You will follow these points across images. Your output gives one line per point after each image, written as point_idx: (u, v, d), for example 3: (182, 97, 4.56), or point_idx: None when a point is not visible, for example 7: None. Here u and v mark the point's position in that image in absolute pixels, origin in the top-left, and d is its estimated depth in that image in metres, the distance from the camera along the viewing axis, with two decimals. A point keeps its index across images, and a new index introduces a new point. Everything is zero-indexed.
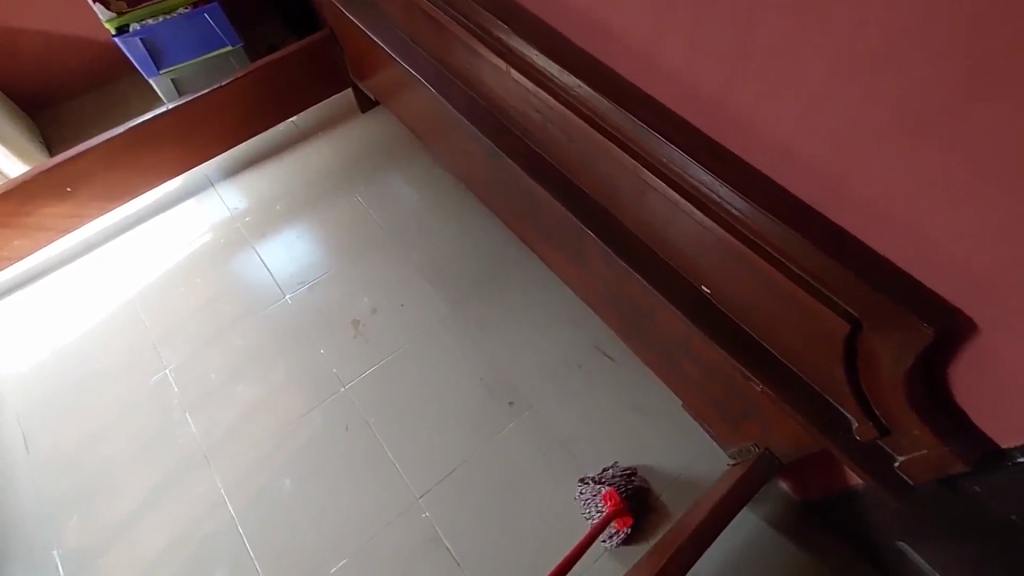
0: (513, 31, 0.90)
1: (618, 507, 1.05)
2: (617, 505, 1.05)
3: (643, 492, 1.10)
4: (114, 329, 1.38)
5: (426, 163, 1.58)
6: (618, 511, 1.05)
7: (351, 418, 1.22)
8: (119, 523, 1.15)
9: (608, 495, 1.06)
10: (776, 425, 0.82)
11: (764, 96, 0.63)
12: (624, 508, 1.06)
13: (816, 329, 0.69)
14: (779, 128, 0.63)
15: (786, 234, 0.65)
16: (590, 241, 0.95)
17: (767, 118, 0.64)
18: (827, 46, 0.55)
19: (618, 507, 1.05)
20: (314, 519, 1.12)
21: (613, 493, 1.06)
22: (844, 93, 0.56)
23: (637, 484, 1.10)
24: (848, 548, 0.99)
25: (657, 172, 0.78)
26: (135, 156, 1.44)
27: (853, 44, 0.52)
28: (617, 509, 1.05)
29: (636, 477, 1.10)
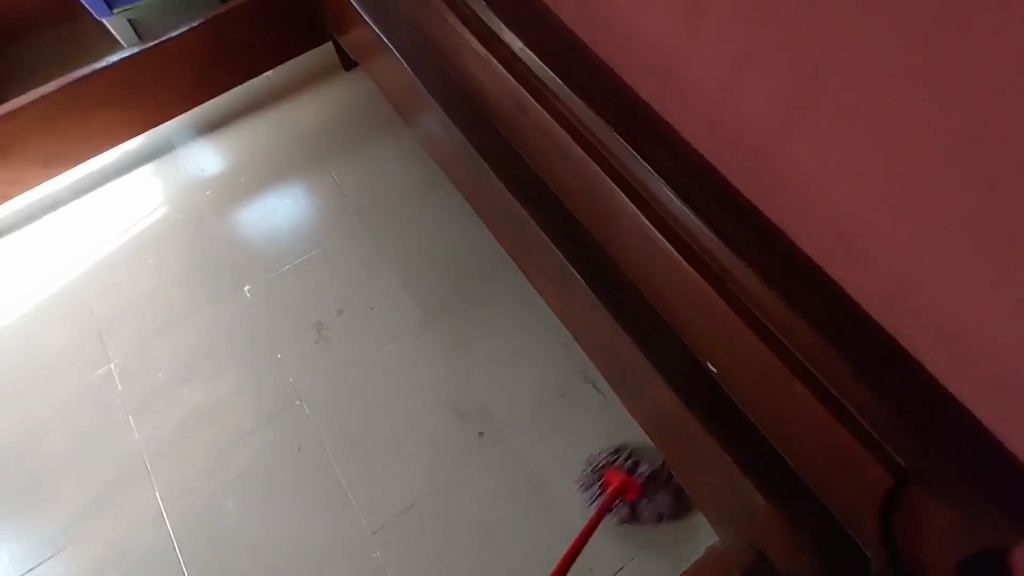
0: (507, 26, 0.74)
1: (623, 484, 0.99)
2: (622, 480, 0.99)
3: (644, 461, 1.02)
4: (59, 313, 1.28)
5: (412, 142, 1.39)
6: (623, 486, 0.99)
7: (306, 437, 1.11)
8: (54, 529, 1.08)
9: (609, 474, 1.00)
10: (770, 538, 0.66)
11: (825, 167, 0.49)
12: (630, 479, 1.00)
13: (844, 468, 0.55)
14: (841, 216, 0.49)
15: (814, 346, 0.52)
16: (576, 281, 0.78)
17: (828, 195, 0.49)
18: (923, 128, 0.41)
19: (624, 482, 0.99)
20: (255, 550, 1.03)
21: (613, 471, 1.01)
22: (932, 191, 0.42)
23: (630, 456, 1.03)
24: None
25: (663, 229, 0.64)
26: (71, 120, 1.26)
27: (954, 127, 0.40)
28: (622, 483, 0.99)
29: (627, 453, 1.03)
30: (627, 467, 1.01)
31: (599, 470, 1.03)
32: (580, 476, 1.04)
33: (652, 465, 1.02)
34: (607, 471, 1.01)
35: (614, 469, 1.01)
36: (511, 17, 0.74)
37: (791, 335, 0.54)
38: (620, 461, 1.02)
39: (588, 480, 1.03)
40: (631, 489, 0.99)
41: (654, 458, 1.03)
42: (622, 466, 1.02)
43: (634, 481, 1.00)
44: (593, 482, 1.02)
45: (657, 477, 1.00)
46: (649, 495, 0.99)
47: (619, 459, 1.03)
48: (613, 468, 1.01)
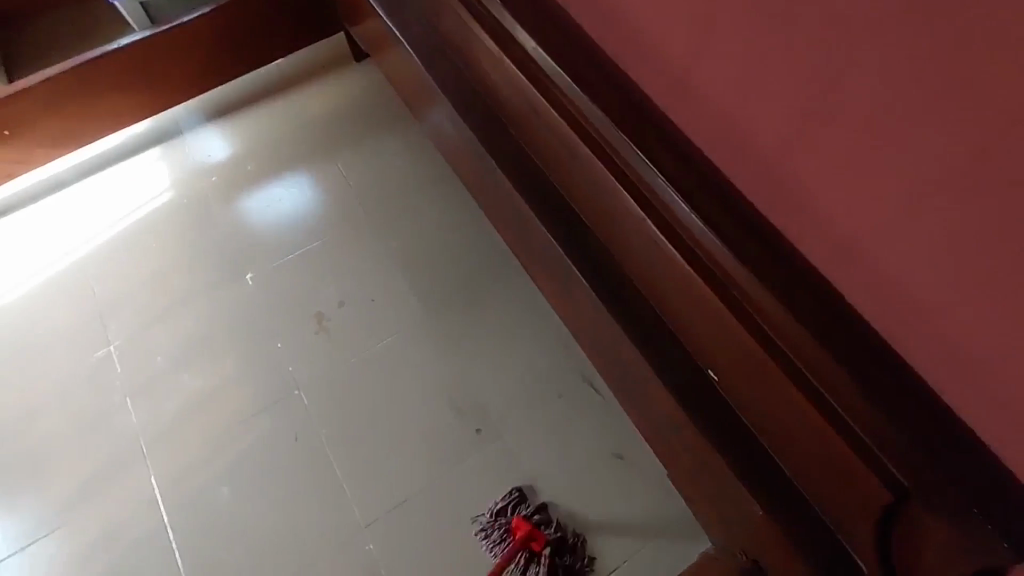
0: (520, 24, 0.74)
1: (528, 534, 0.98)
2: (526, 532, 0.98)
3: (554, 527, 1.00)
4: (61, 294, 1.28)
5: (419, 135, 1.39)
6: (527, 540, 0.97)
7: (303, 427, 1.11)
8: (50, 509, 1.08)
9: (514, 524, 0.99)
10: (766, 547, 0.66)
11: (833, 177, 0.48)
12: (535, 537, 0.98)
13: (841, 480, 0.55)
14: (846, 227, 0.48)
15: (819, 358, 0.52)
16: (578, 282, 0.78)
17: (838, 206, 0.49)
18: (933, 140, 0.41)
19: (528, 536, 0.97)
20: (248, 539, 1.03)
21: (518, 521, 0.99)
22: (941, 206, 0.42)
23: (541, 516, 1.01)
24: None
25: (668, 234, 0.63)
26: (80, 101, 1.26)
27: (968, 143, 0.39)
28: (526, 536, 0.97)
29: (540, 511, 1.02)
30: (534, 522, 1.00)
31: (507, 516, 1.01)
32: (484, 516, 1.02)
33: (559, 532, 1.00)
34: (515, 519, 0.99)
35: (523, 519, 0.99)
36: (524, 15, 0.74)
37: (794, 347, 0.54)
38: (526, 513, 1.01)
39: (495, 525, 1.01)
40: (536, 541, 0.97)
41: (564, 530, 1.01)
42: (531, 521, 1.00)
43: (538, 540, 0.98)
44: (500, 528, 1.00)
45: (559, 547, 0.98)
46: (545, 562, 0.97)
47: (531, 512, 1.01)
48: (520, 517, 0.99)
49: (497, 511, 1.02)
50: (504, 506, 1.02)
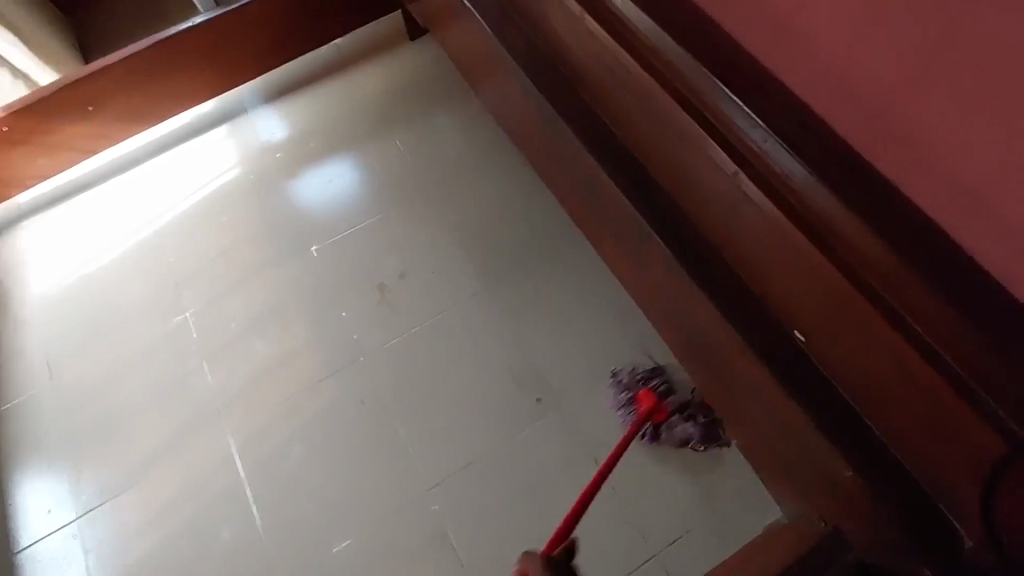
0: None
1: (654, 405, 1.04)
2: (650, 402, 1.04)
3: (678, 391, 1.06)
4: (139, 264, 1.35)
5: (477, 111, 1.40)
6: (652, 410, 1.03)
7: (368, 392, 1.15)
8: (135, 463, 1.15)
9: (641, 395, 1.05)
10: (853, 516, 0.66)
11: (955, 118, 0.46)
12: (659, 403, 1.04)
13: (946, 434, 0.53)
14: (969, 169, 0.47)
15: (933, 308, 0.50)
16: (654, 245, 0.78)
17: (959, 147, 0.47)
18: None
19: (653, 405, 1.03)
20: (320, 496, 1.08)
21: (641, 392, 1.06)
22: None
23: (663, 384, 1.06)
24: None
25: (760, 184, 0.60)
26: (156, 79, 1.31)
27: None
28: (651, 406, 1.03)
29: (660, 380, 1.07)
30: (657, 391, 1.05)
31: (631, 387, 1.07)
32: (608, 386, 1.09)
33: (686, 395, 1.05)
34: (637, 392, 1.05)
35: (645, 390, 1.05)
36: None
37: (904, 299, 0.51)
38: (646, 383, 1.07)
39: (619, 398, 1.07)
40: (661, 411, 1.03)
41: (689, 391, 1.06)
42: (654, 391, 1.06)
43: (665, 405, 1.04)
44: (624, 402, 1.07)
45: (688, 407, 1.04)
46: (676, 423, 1.03)
47: (653, 382, 1.07)
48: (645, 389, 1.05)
49: (621, 383, 1.09)
50: (622, 383, 1.08)
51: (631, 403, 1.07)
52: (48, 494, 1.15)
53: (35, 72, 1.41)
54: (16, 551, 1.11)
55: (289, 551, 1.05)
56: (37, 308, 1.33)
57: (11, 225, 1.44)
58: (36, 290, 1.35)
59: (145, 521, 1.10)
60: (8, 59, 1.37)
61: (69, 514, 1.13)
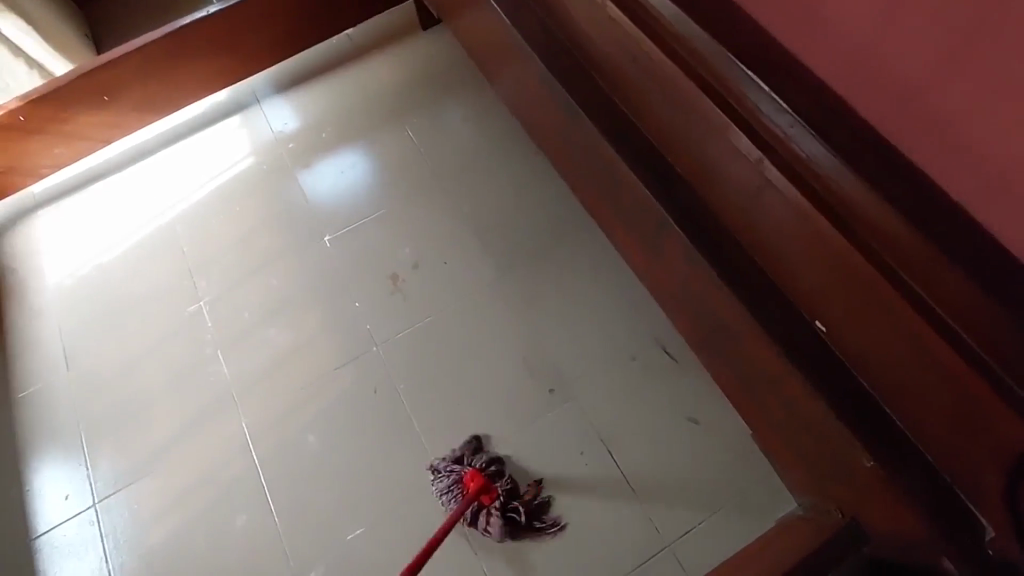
0: None
1: (480, 487, 1.00)
2: (480, 484, 1.00)
3: (508, 477, 1.04)
4: (153, 253, 1.35)
5: (490, 101, 1.39)
6: (480, 492, 1.00)
7: (381, 381, 1.15)
8: (152, 450, 1.17)
9: (467, 476, 1.01)
10: (873, 505, 0.66)
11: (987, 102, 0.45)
12: (488, 487, 1.01)
13: (973, 425, 0.53)
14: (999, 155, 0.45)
15: (961, 292, 0.49)
16: (673, 235, 0.77)
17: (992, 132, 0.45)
18: None
19: (480, 488, 1.00)
20: (334, 484, 1.08)
21: (470, 473, 1.02)
22: None
23: (494, 468, 1.04)
24: None
25: (784, 170, 0.60)
26: (170, 69, 1.32)
27: None
28: (479, 489, 1.00)
29: (492, 463, 1.05)
30: (487, 473, 1.03)
31: (458, 469, 1.04)
32: (438, 464, 1.06)
33: (512, 482, 1.03)
34: (465, 473, 1.02)
35: (473, 471, 1.02)
36: None
37: (928, 284, 0.50)
38: (479, 464, 1.04)
39: (448, 478, 1.04)
40: (487, 494, 1.01)
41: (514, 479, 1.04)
42: (483, 474, 1.03)
43: (492, 490, 1.01)
44: (453, 481, 1.03)
45: (515, 490, 1.02)
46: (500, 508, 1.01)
47: (483, 463, 1.04)
48: (473, 470, 1.02)
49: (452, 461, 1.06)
50: (456, 462, 1.05)
51: (458, 483, 1.03)
52: (65, 481, 1.16)
53: (51, 63, 1.42)
54: (34, 537, 1.13)
55: (304, 538, 1.05)
56: (53, 297, 1.34)
57: (26, 215, 1.45)
58: (51, 278, 1.36)
59: (161, 508, 1.11)
60: (23, 49, 1.37)
61: (86, 501, 1.14)
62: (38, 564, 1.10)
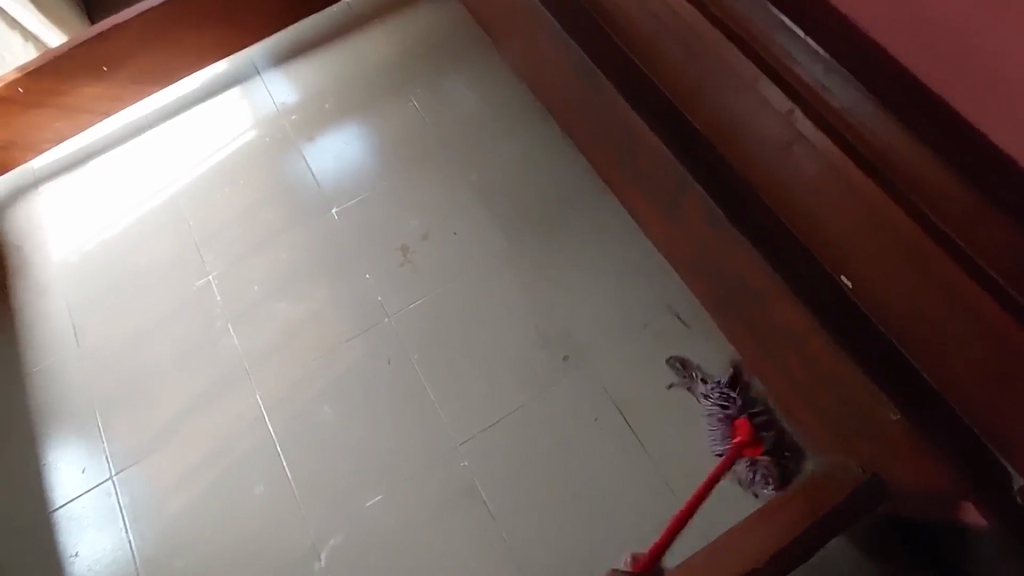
0: None
1: (748, 437, 0.97)
2: (748, 434, 0.97)
3: (778, 438, 0.98)
4: (159, 228, 1.34)
5: (496, 69, 1.36)
6: (746, 442, 0.97)
7: (394, 351, 1.15)
8: (166, 423, 1.17)
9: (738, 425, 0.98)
10: (896, 459, 0.67)
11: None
12: (754, 438, 0.98)
13: (1006, 374, 0.52)
14: None
15: (1004, 238, 0.49)
16: (695, 194, 0.76)
17: None
18: None
19: (748, 440, 0.97)
20: (352, 453, 1.09)
21: (742, 421, 0.99)
22: None
23: (767, 425, 0.98)
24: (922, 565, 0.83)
25: (815, 122, 0.58)
26: (169, 39, 1.28)
27: None
28: (746, 438, 0.97)
29: (764, 418, 0.99)
30: (757, 424, 0.98)
31: (729, 413, 1.01)
32: (704, 402, 1.03)
33: (780, 446, 0.97)
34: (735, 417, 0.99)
35: (747, 421, 0.98)
36: None
37: (966, 230, 0.51)
38: (750, 413, 0.99)
39: (717, 412, 1.01)
40: (754, 448, 0.97)
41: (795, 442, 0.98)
42: (755, 424, 0.98)
43: (759, 443, 0.97)
44: (716, 418, 1.02)
45: (784, 449, 0.97)
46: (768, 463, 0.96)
47: (755, 413, 1.00)
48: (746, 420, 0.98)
49: (725, 400, 1.01)
50: (730, 402, 1.01)
51: (725, 423, 1.01)
52: (82, 454, 1.17)
53: (45, 35, 1.39)
54: (53, 510, 1.13)
55: (323, 506, 1.06)
56: (58, 273, 1.33)
57: (26, 191, 1.42)
58: (56, 254, 1.35)
59: (179, 480, 1.12)
60: (18, 21, 1.34)
61: (103, 473, 1.15)
62: (58, 535, 1.11)
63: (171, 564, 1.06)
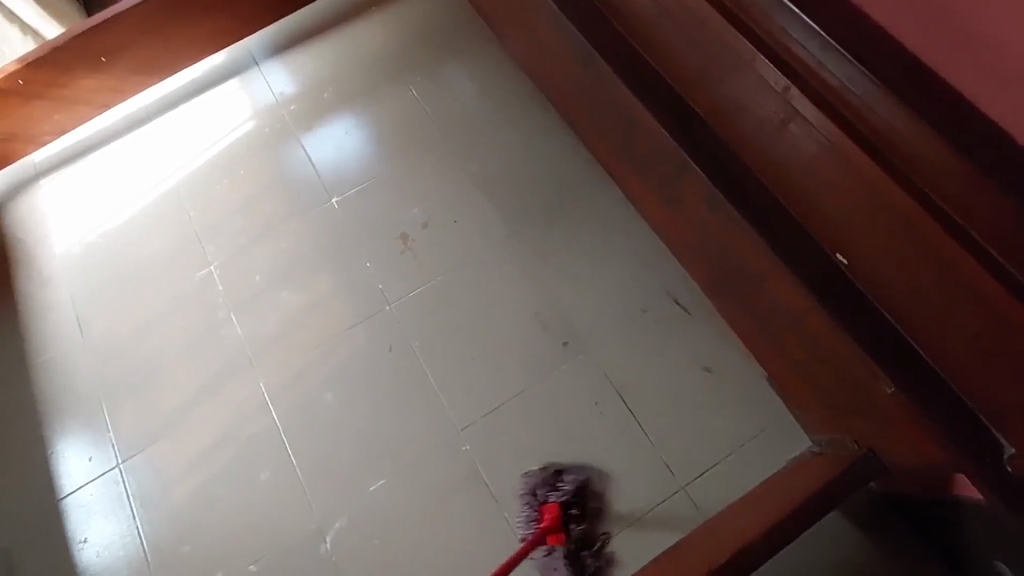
0: None
1: (553, 524, 0.98)
2: (553, 521, 0.98)
3: (583, 527, 1.00)
4: (159, 220, 1.34)
5: (495, 57, 1.36)
6: (549, 529, 0.97)
7: (396, 339, 1.16)
8: (171, 411, 1.18)
9: (548, 509, 0.99)
10: (894, 434, 0.68)
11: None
12: (559, 527, 0.98)
13: (1000, 347, 0.53)
14: None
15: (995, 206, 0.48)
16: (694, 176, 0.77)
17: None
18: None
19: (552, 527, 0.97)
20: (355, 440, 1.10)
21: (551, 506, 0.99)
22: None
23: (574, 512, 1.00)
24: (918, 542, 0.86)
25: (812, 99, 0.59)
26: (168, 30, 1.28)
27: None
28: (551, 525, 0.97)
29: (574, 506, 1.00)
30: (566, 514, 0.99)
31: (546, 496, 1.01)
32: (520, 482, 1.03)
33: (583, 533, 0.99)
34: (546, 504, 0.99)
35: (556, 507, 0.99)
36: None
37: (957, 201, 0.50)
38: (562, 501, 1.00)
39: (529, 493, 1.02)
40: (556, 534, 0.97)
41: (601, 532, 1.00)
42: (563, 511, 0.99)
43: (562, 532, 0.98)
44: (531, 502, 1.01)
45: (585, 538, 0.99)
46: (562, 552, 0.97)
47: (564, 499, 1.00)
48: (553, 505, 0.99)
49: (548, 483, 1.02)
50: (547, 484, 1.02)
51: (535, 507, 1.01)
52: (87, 444, 1.18)
53: (42, 27, 1.38)
54: (60, 498, 1.15)
55: (327, 492, 1.08)
56: (61, 265, 1.34)
57: (27, 183, 1.43)
58: (58, 247, 1.36)
59: (184, 467, 1.14)
60: (15, 14, 1.33)
61: (109, 462, 1.16)
62: (67, 523, 1.13)
63: (177, 549, 1.08)
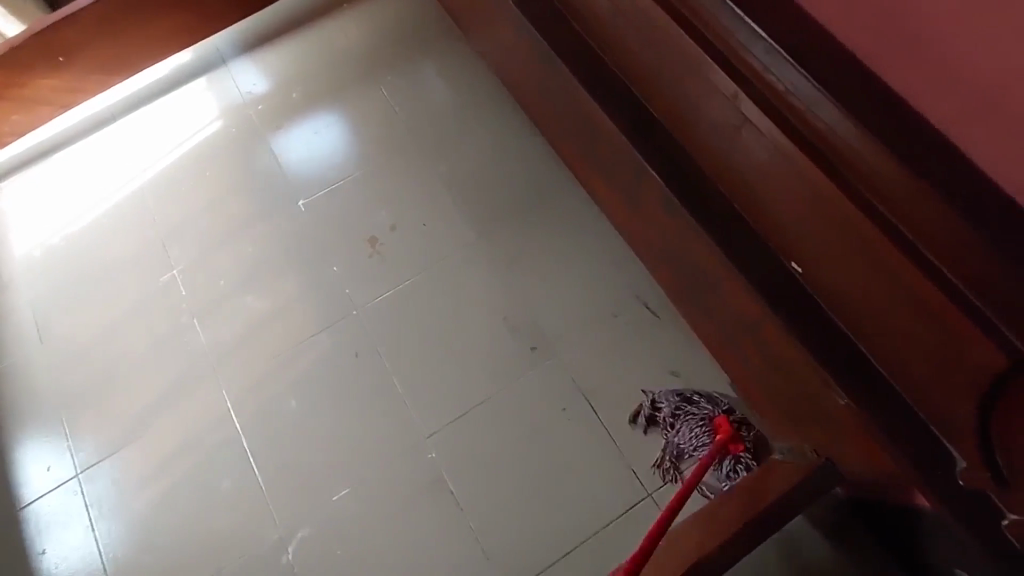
0: None
1: (728, 433, 0.94)
2: (727, 430, 0.94)
3: (757, 436, 0.96)
4: (123, 223, 1.31)
5: (465, 57, 1.34)
6: (727, 439, 0.93)
7: (363, 345, 1.14)
8: (132, 419, 1.15)
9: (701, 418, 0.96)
10: (851, 443, 0.67)
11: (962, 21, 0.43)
12: (734, 436, 0.94)
13: (947, 358, 0.52)
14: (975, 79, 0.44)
15: (938, 217, 0.47)
16: (652, 181, 0.76)
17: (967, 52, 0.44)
18: None
19: (729, 437, 0.94)
20: (319, 448, 1.08)
21: (720, 419, 0.96)
22: None
23: (739, 419, 0.97)
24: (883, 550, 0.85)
25: (759, 105, 0.58)
26: (128, 28, 1.25)
27: None
28: (728, 434, 0.94)
29: (737, 415, 0.97)
30: (735, 423, 0.96)
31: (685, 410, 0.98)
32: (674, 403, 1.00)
33: (760, 441, 0.95)
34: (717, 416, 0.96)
35: (724, 418, 0.96)
36: None
37: (902, 211, 0.49)
38: (725, 412, 0.97)
39: (676, 411, 0.99)
40: (736, 443, 0.93)
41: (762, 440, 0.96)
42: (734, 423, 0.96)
43: (739, 441, 0.94)
44: (698, 420, 0.97)
45: (758, 443, 0.95)
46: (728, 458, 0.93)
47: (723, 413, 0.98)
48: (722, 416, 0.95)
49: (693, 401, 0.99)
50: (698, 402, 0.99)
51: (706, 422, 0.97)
52: (46, 453, 1.15)
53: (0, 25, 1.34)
54: (16, 508, 1.12)
55: (289, 500, 1.06)
56: (20, 269, 1.30)
57: None
58: (18, 250, 1.32)
59: (145, 476, 1.11)
60: None
61: (70, 471, 1.13)
62: (23, 534, 1.10)
63: (136, 561, 1.06)
